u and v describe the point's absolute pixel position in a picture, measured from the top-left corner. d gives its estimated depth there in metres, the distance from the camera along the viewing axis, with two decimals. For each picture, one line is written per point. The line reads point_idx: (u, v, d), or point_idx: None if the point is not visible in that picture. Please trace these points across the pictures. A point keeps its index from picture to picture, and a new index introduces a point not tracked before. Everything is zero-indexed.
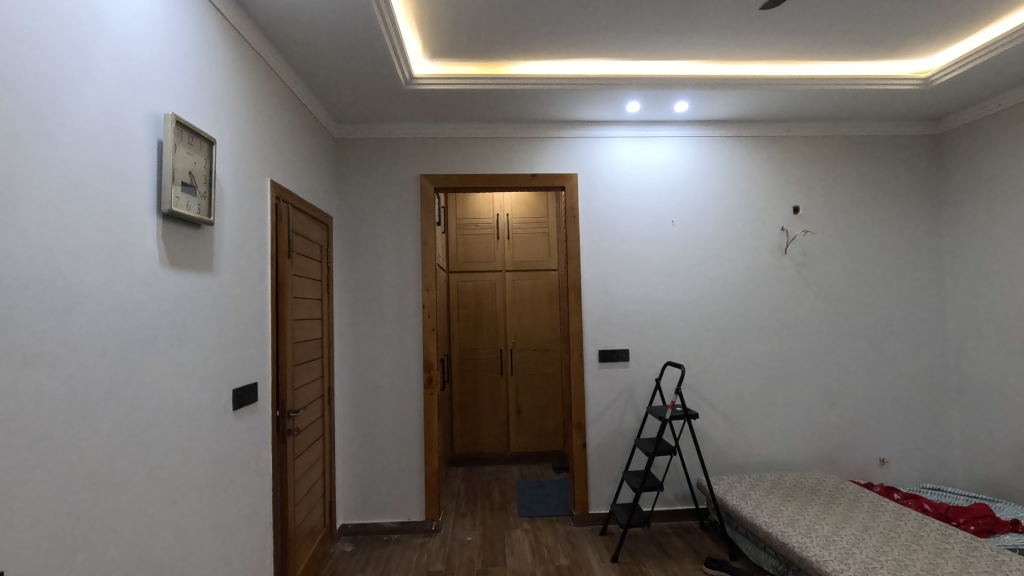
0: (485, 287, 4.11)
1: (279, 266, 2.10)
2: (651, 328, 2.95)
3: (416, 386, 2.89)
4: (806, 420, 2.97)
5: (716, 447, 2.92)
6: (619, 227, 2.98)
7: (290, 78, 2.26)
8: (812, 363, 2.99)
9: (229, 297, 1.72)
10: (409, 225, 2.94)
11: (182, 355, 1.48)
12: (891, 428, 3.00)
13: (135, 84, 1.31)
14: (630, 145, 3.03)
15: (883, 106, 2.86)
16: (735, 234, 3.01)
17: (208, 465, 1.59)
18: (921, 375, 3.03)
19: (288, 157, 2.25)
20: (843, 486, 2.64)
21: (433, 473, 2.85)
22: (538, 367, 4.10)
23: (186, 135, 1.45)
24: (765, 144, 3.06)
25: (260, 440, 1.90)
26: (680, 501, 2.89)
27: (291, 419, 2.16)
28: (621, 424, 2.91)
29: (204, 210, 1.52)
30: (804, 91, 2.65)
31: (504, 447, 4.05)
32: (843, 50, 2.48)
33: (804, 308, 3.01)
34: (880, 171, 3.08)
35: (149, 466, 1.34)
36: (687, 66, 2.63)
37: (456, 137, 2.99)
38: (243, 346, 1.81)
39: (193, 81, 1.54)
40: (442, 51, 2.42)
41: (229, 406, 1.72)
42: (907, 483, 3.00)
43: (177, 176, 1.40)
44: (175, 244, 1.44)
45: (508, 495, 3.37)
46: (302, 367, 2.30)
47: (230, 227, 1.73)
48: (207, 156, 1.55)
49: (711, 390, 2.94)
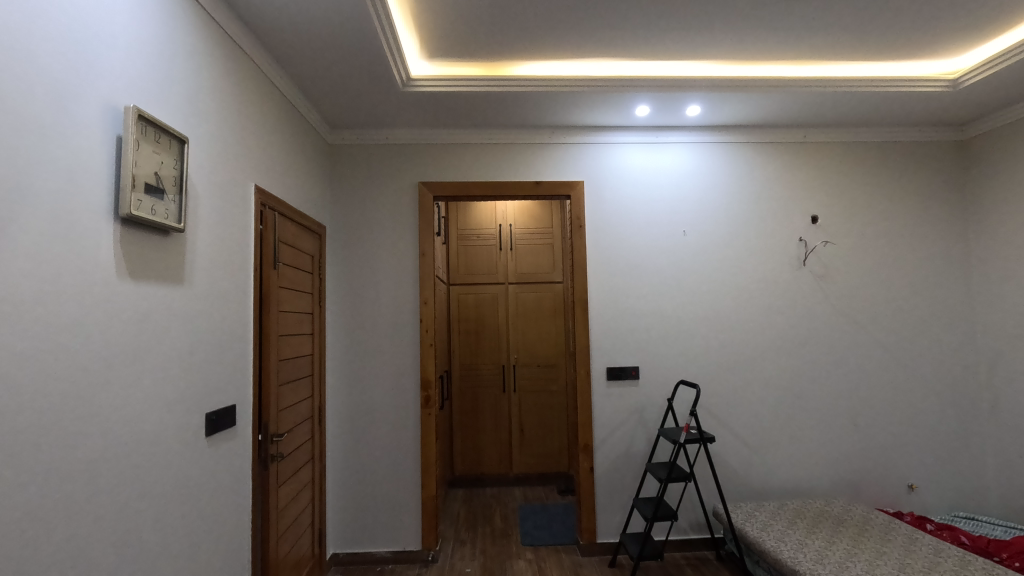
0: (486, 300, 3.96)
1: (264, 276, 1.94)
2: (663, 345, 2.78)
3: (413, 405, 2.72)
4: (828, 442, 2.78)
5: (733, 472, 2.73)
6: (627, 236, 2.82)
7: (279, 78, 2.13)
8: (833, 381, 2.81)
9: (202, 311, 1.55)
10: (406, 235, 2.80)
11: (145, 376, 1.32)
12: (919, 451, 2.81)
13: (88, 70, 1.15)
14: (639, 152, 2.88)
15: (908, 110, 2.70)
16: (750, 246, 2.85)
17: (175, 500, 1.42)
18: (949, 395, 2.84)
19: (275, 162, 2.11)
20: (873, 516, 2.44)
21: (430, 498, 2.66)
22: (542, 384, 3.91)
23: (151, 131, 1.29)
24: (779, 151, 2.91)
25: (238, 467, 1.73)
26: (695, 530, 2.69)
27: (275, 443, 1.98)
28: (631, 447, 2.73)
29: (173, 215, 1.37)
30: (824, 93, 2.49)
31: (506, 468, 3.86)
32: (866, 49, 2.33)
33: (824, 323, 2.84)
34: (902, 178, 2.92)
35: (101, 507, 1.16)
36: (700, 67, 2.48)
37: (456, 143, 2.85)
38: (219, 365, 1.64)
39: (159, 70, 1.39)
40: (441, 50, 2.28)
41: (201, 431, 1.54)
42: (938, 511, 2.80)
43: (140, 178, 1.24)
44: (138, 252, 1.28)
45: (510, 520, 3.18)
46: (288, 387, 2.13)
47: (204, 237, 1.57)
48: (179, 156, 1.40)
49: (727, 410, 2.76)
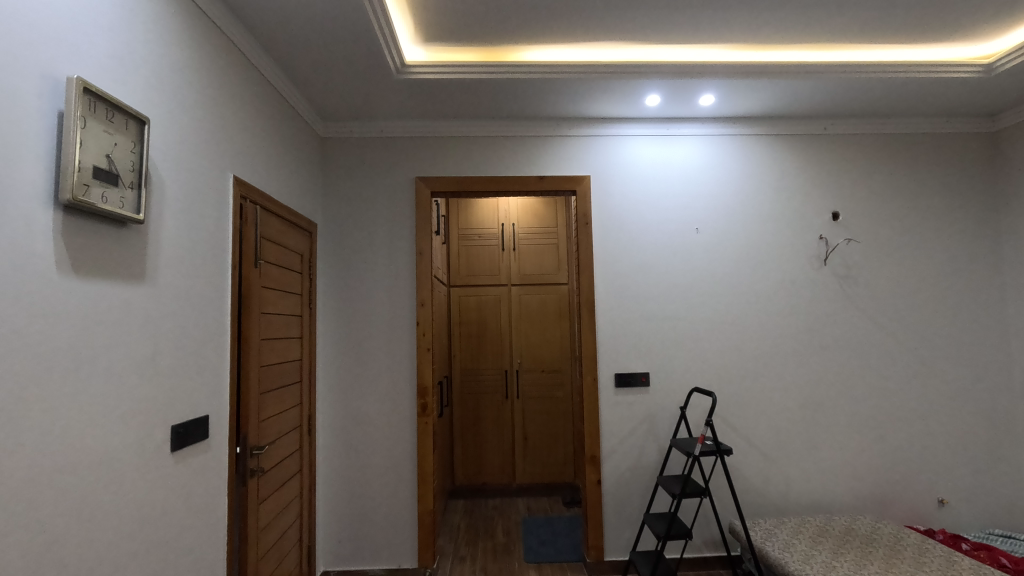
0: (488, 302, 3.80)
1: (244, 274, 1.79)
2: (675, 349, 2.61)
3: (409, 414, 2.56)
4: (852, 453, 2.60)
5: (750, 486, 2.56)
6: (636, 234, 2.66)
7: (264, 64, 1.99)
8: (857, 388, 2.63)
9: (167, 313, 1.40)
10: (402, 233, 2.64)
11: (95, 385, 1.16)
12: (950, 464, 2.63)
13: (23, 35, 1.00)
14: (648, 145, 2.72)
15: (938, 99, 2.53)
16: (767, 244, 2.68)
17: (134, 524, 1.26)
18: (982, 403, 2.66)
19: (258, 152, 1.96)
20: (904, 535, 2.26)
21: (427, 512, 2.50)
22: (547, 390, 3.74)
23: (102, 108, 1.13)
24: (798, 144, 2.74)
25: (211, 483, 1.58)
26: (710, 547, 2.51)
27: (255, 456, 1.82)
28: (641, 458, 2.56)
29: (130, 204, 1.22)
30: (847, 79, 2.32)
31: (509, 478, 3.70)
32: (895, 31, 2.16)
33: (847, 326, 2.66)
34: (929, 172, 2.75)
35: (37, 537, 1.00)
36: (715, 52, 2.32)
37: (455, 136, 2.70)
38: (188, 373, 1.49)
39: (118, 42, 1.24)
40: (437, 33, 2.12)
41: (165, 445, 1.38)
42: (971, 529, 2.61)
43: (88, 160, 1.09)
44: (85, 244, 1.12)
45: (513, 535, 3.01)
46: (272, 395, 1.98)
47: (169, 230, 1.41)
48: (136, 138, 1.24)
49: (744, 419, 2.59)
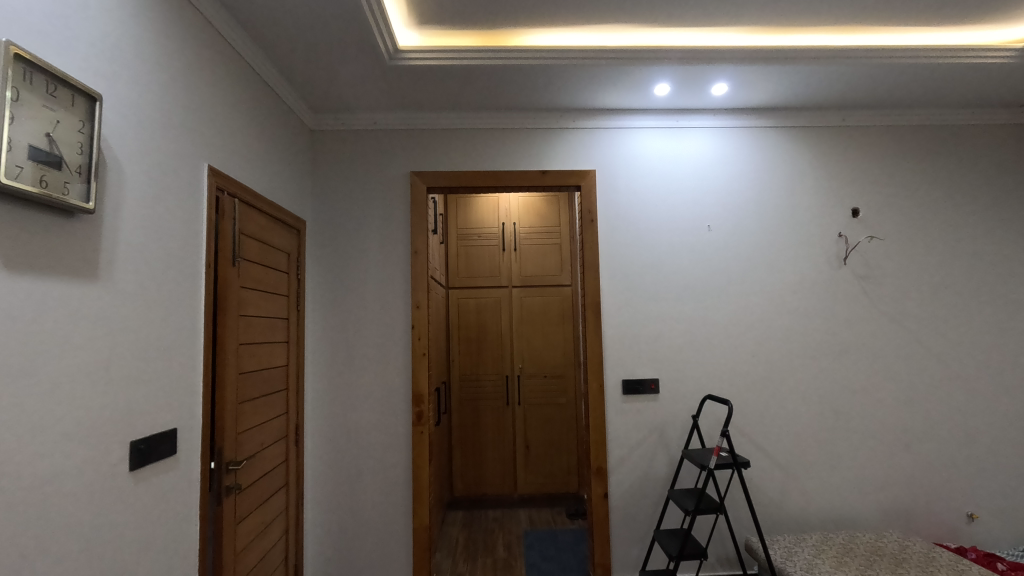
0: (488, 304, 3.65)
1: (220, 274, 1.64)
2: (686, 354, 2.46)
3: (403, 423, 2.41)
4: (875, 465, 2.44)
5: (767, 499, 2.40)
6: (644, 232, 2.51)
7: (245, 47, 1.84)
8: (880, 395, 2.48)
9: (125, 315, 1.25)
10: (396, 231, 2.50)
11: (35, 396, 1.01)
12: (980, 476, 2.46)
13: None
14: (657, 138, 2.57)
15: (966, 87, 2.38)
16: (783, 243, 2.53)
17: (84, 554, 1.11)
18: (1014, 411, 2.49)
19: (239, 142, 1.82)
20: (935, 554, 2.10)
21: (422, 528, 2.34)
22: (549, 396, 3.59)
23: (40, 79, 0.98)
24: (815, 137, 2.60)
25: (180, 504, 1.43)
26: (725, 565, 2.35)
27: (232, 472, 1.66)
28: (650, 470, 2.40)
29: (76, 191, 1.07)
30: (871, 65, 2.17)
31: (510, 488, 3.54)
32: (924, 12, 2.01)
33: (868, 329, 2.51)
34: (953, 166, 2.60)
35: None
36: (729, 36, 2.17)
37: (452, 129, 2.56)
38: (152, 383, 1.34)
39: (66, 6, 1.09)
40: (432, 15, 1.98)
41: (122, 464, 1.23)
42: (1004, 545, 2.44)
43: (21, 137, 0.94)
44: (17, 236, 0.97)
45: (514, 550, 2.85)
46: (253, 404, 1.83)
47: (127, 222, 1.26)
48: (84, 116, 1.10)
49: (760, 429, 2.43)
